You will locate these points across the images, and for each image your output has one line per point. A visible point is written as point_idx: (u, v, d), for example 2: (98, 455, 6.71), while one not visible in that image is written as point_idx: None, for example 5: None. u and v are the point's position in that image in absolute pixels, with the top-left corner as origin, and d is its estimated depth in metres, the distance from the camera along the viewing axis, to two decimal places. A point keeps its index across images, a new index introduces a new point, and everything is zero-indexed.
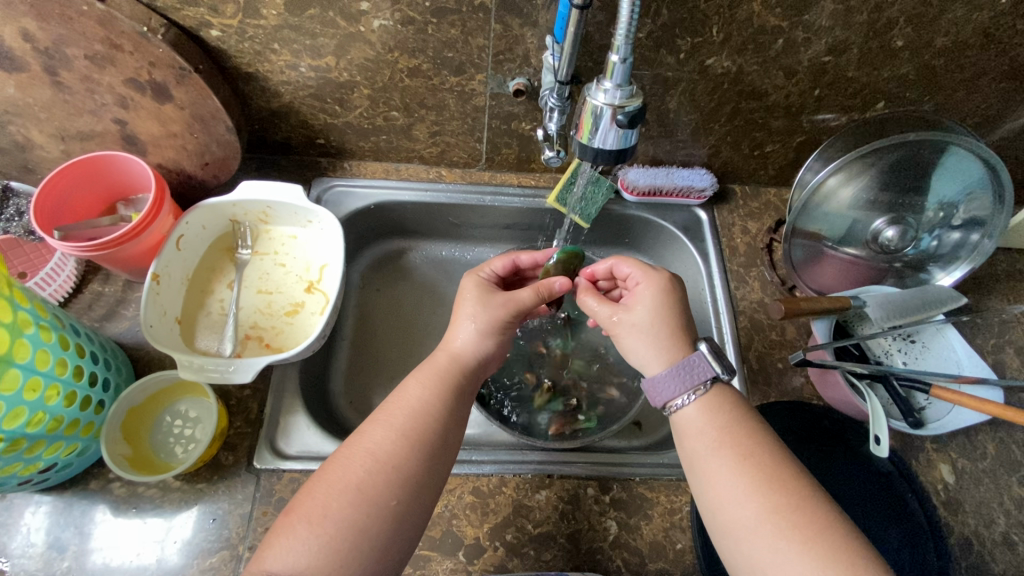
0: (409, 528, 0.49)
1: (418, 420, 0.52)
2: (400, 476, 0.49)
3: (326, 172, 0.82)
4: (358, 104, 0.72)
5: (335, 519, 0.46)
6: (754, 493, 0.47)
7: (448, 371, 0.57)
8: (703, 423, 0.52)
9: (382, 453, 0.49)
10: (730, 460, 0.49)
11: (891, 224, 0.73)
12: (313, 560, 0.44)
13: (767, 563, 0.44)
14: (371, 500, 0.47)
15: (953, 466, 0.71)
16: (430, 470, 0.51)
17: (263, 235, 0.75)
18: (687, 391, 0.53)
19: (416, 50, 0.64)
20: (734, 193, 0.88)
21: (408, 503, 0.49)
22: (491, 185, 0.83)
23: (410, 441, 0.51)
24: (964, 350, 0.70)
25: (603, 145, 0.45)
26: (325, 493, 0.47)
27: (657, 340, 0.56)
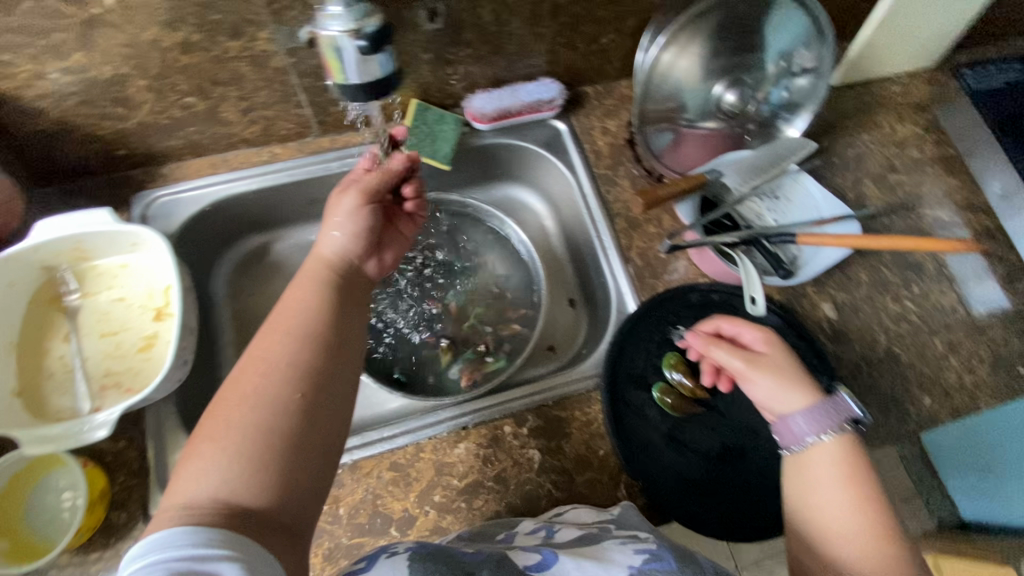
0: (327, 419, 0.46)
1: (308, 317, 0.50)
2: (300, 368, 0.47)
3: (144, 185, 0.72)
4: (141, 99, 0.63)
5: (239, 427, 0.43)
6: (863, 539, 0.45)
7: (325, 267, 0.57)
8: (832, 458, 0.49)
9: (274, 355, 0.47)
10: (844, 499, 0.47)
11: (731, 87, 0.73)
12: (224, 473, 0.41)
13: None
14: (275, 400, 0.44)
15: (834, 303, 0.75)
16: (332, 361, 0.49)
17: (88, 273, 0.67)
18: (818, 433, 0.50)
19: (174, 20, 0.55)
20: (587, 95, 0.85)
21: (319, 394, 0.46)
22: (334, 150, 0.76)
23: (305, 338, 0.48)
24: (821, 194, 0.73)
25: (362, 79, 0.39)
26: (223, 409, 0.44)
27: (788, 380, 0.53)
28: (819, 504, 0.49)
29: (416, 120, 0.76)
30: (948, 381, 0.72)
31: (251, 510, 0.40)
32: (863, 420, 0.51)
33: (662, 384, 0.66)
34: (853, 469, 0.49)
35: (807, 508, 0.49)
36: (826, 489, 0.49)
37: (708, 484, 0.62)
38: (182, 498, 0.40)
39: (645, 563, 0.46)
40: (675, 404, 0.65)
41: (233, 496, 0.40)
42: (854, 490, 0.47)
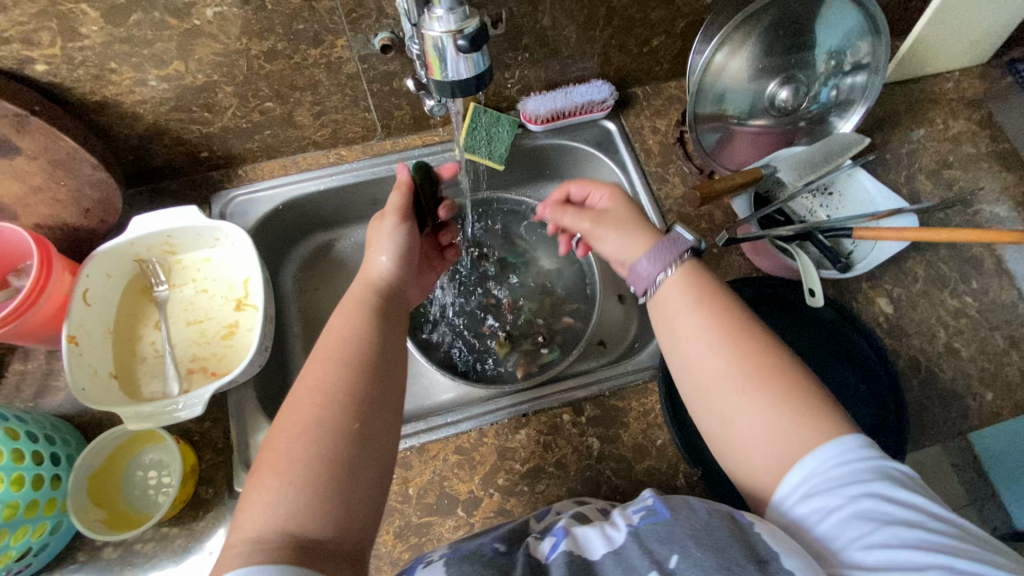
0: (379, 446, 0.49)
1: (355, 349, 0.53)
2: (351, 399, 0.49)
3: (222, 185, 0.78)
4: (227, 104, 0.68)
5: (303, 460, 0.45)
6: (722, 346, 0.48)
7: (368, 298, 0.59)
8: (677, 291, 0.52)
9: (326, 388, 0.50)
10: (710, 341, 0.49)
11: (784, 85, 0.74)
12: (291, 506, 0.43)
13: (738, 421, 0.46)
14: (331, 432, 0.47)
15: (890, 297, 0.75)
16: (381, 392, 0.51)
17: (175, 266, 0.72)
18: (663, 269, 0.53)
19: (263, 31, 0.60)
20: (636, 96, 0.87)
21: (371, 424, 0.49)
22: (395, 151, 0.80)
23: (353, 370, 0.51)
24: (875, 186, 0.73)
25: (457, 77, 0.41)
26: (283, 443, 0.46)
27: (632, 227, 0.58)
28: (692, 355, 0.50)
29: (473, 121, 0.79)
30: (1011, 376, 0.71)
31: (317, 538, 0.43)
32: (702, 250, 0.55)
33: None
34: (698, 295, 0.51)
35: (705, 390, 0.48)
36: (710, 355, 0.48)
37: None
38: (249, 532, 0.43)
39: (641, 520, 0.46)
40: None
41: (301, 526, 0.43)
42: (727, 335, 0.49)
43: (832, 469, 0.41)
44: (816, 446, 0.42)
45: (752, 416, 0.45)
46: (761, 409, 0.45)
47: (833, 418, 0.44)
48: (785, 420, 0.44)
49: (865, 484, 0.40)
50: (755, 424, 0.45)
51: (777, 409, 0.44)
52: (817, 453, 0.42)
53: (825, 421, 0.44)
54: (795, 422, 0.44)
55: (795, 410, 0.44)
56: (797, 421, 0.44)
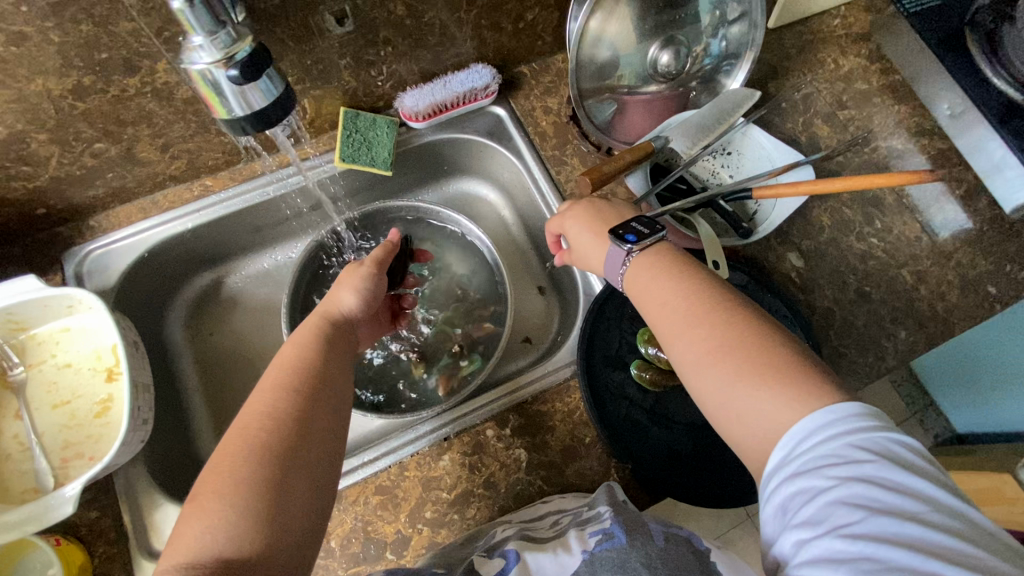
0: (322, 469, 0.46)
1: (311, 373, 0.51)
2: (303, 422, 0.46)
3: (74, 241, 0.69)
4: (46, 153, 0.58)
5: (246, 480, 0.41)
6: (704, 334, 0.44)
7: (324, 327, 0.57)
8: (653, 278, 0.49)
9: (281, 408, 0.47)
10: (692, 327, 0.44)
11: (665, 47, 0.70)
12: (230, 529, 0.39)
13: (743, 414, 0.40)
14: (283, 452, 0.44)
15: (800, 252, 0.74)
16: (332, 413, 0.49)
17: (29, 343, 0.63)
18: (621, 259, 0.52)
19: (60, 66, 0.51)
20: (523, 75, 0.81)
21: (317, 446, 0.46)
22: (269, 174, 0.73)
23: (307, 394, 0.49)
24: (771, 142, 0.71)
25: (247, 107, 0.42)
26: (230, 463, 0.42)
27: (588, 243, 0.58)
28: (683, 350, 0.45)
29: (347, 127, 0.73)
30: (920, 311, 0.71)
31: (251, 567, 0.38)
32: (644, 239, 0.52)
33: (639, 361, 0.66)
34: (674, 277, 0.48)
35: (686, 365, 0.44)
36: (692, 327, 0.44)
37: (696, 455, 0.62)
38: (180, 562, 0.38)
39: (597, 545, 0.48)
40: (653, 378, 0.65)
41: (241, 553, 0.38)
42: (711, 302, 0.45)
43: (825, 441, 0.36)
44: (801, 419, 0.37)
45: (760, 409, 0.39)
46: (767, 402, 0.39)
47: (824, 384, 0.39)
48: (790, 398, 0.39)
49: (860, 463, 0.35)
50: (759, 417, 0.39)
51: (775, 395, 0.39)
52: (810, 420, 0.37)
53: (821, 385, 0.39)
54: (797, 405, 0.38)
55: (791, 386, 0.39)
56: (792, 397, 0.39)
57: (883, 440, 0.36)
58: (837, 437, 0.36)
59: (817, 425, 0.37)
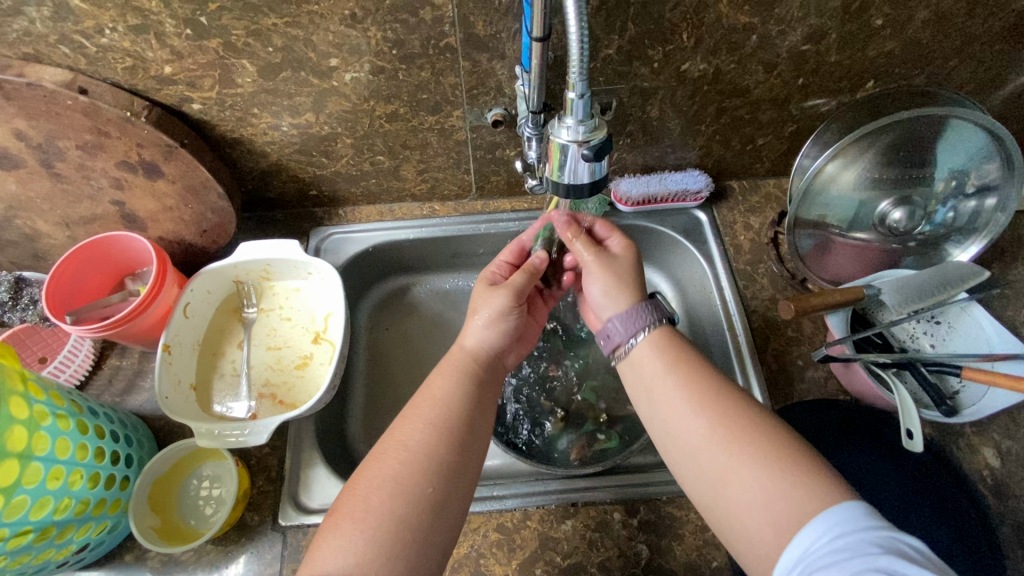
0: (448, 510, 0.49)
1: (447, 410, 0.54)
2: (433, 462, 0.50)
3: (322, 222, 0.82)
4: (343, 153, 0.72)
5: (376, 511, 0.47)
6: (701, 412, 0.50)
7: (465, 363, 0.60)
8: (650, 358, 0.55)
9: (413, 443, 0.51)
10: (686, 400, 0.51)
11: (898, 205, 0.70)
12: (358, 553, 0.45)
13: (727, 481, 0.46)
14: (408, 489, 0.48)
15: (998, 450, 0.66)
16: (460, 458, 0.52)
17: (267, 291, 0.76)
18: (632, 334, 0.57)
19: (390, 96, 0.64)
20: (732, 189, 0.85)
21: (446, 488, 0.49)
22: (485, 213, 0.83)
23: (438, 431, 0.52)
24: (993, 326, 0.66)
25: (575, 180, 0.45)
26: (365, 489, 0.48)
27: (620, 287, 0.61)
28: (676, 418, 0.51)
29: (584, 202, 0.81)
30: None
31: None
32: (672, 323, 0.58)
33: None
34: (669, 361, 0.54)
35: (686, 451, 0.50)
36: (690, 418, 0.50)
37: None
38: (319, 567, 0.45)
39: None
40: None
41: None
42: (699, 400, 0.51)
43: (836, 540, 0.39)
44: (809, 521, 0.41)
45: (745, 483, 0.45)
46: (751, 478, 0.45)
47: (827, 482, 0.43)
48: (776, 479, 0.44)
49: (870, 555, 0.37)
50: (745, 489, 0.45)
51: (761, 472, 0.45)
52: (815, 523, 0.40)
53: (811, 475, 0.44)
54: (786, 488, 0.43)
55: (781, 472, 0.44)
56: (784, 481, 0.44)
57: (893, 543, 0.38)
58: (849, 534, 0.39)
59: (821, 526, 0.40)
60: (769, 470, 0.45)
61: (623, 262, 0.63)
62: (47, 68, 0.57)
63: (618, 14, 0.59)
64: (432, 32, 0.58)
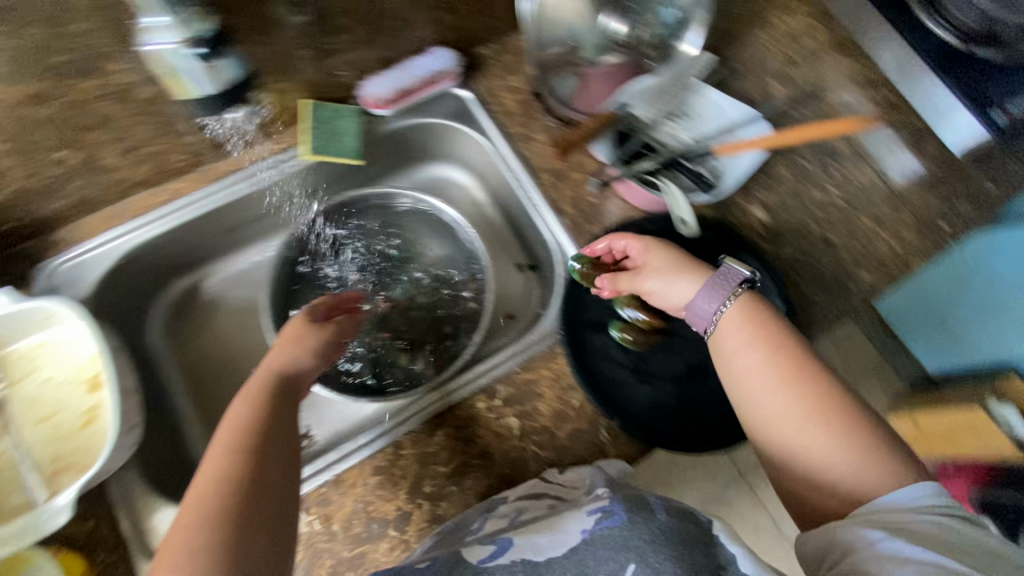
0: (273, 507, 0.44)
1: (241, 436, 0.47)
2: (239, 480, 0.43)
3: (40, 255, 0.67)
4: (7, 164, 0.58)
5: (194, 552, 0.39)
6: (753, 340, 0.54)
7: (263, 386, 0.54)
8: (738, 323, 0.55)
9: (215, 471, 0.44)
10: (759, 353, 0.53)
11: (618, 17, 0.76)
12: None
13: (793, 445, 0.50)
14: (228, 514, 0.41)
15: (761, 206, 0.77)
16: (268, 472, 0.45)
17: (8, 360, 0.63)
18: (721, 304, 0.56)
19: (25, 76, 0.53)
20: (484, 57, 0.80)
21: (266, 487, 0.44)
22: (238, 171, 0.72)
23: (233, 453, 0.45)
24: (727, 101, 0.72)
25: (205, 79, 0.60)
26: (172, 545, 0.40)
27: (680, 269, 0.60)
28: (745, 370, 0.54)
29: (346, 114, 0.74)
30: (882, 253, 0.73)
31: None
32: (754, 280, 0.58)
33: (620, 323, 0.68)
34: (750, 320, 0.55)
35: (744, 394, 0.53)
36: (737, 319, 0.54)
37: (681, 410, 0.66)
38: None
39: (596, 524, 0.48)
40: (635, 339, 0.67)
41: None
42: (771, 347, 0.53)
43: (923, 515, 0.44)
44: (867, 475, 0.47)
45: (812, 447, 0.49)
46: (802, 448, 0.49)
47: (875, 440, 0.48)
48: (838, 440, 0.48)
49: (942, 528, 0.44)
50: (812, 454, 0.49)
51: (824, 437, 0.49)
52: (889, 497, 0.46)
53: (851, 422, 0.49)
54: (844, 453, 0.48)
55: (828, 433, 0.49)
56: (854, 454, 0.47)
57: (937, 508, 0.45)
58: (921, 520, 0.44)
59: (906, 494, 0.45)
60: (840, 442, 0.48)
61: (660, 255, 0.62)
62: None
63: None
64: None
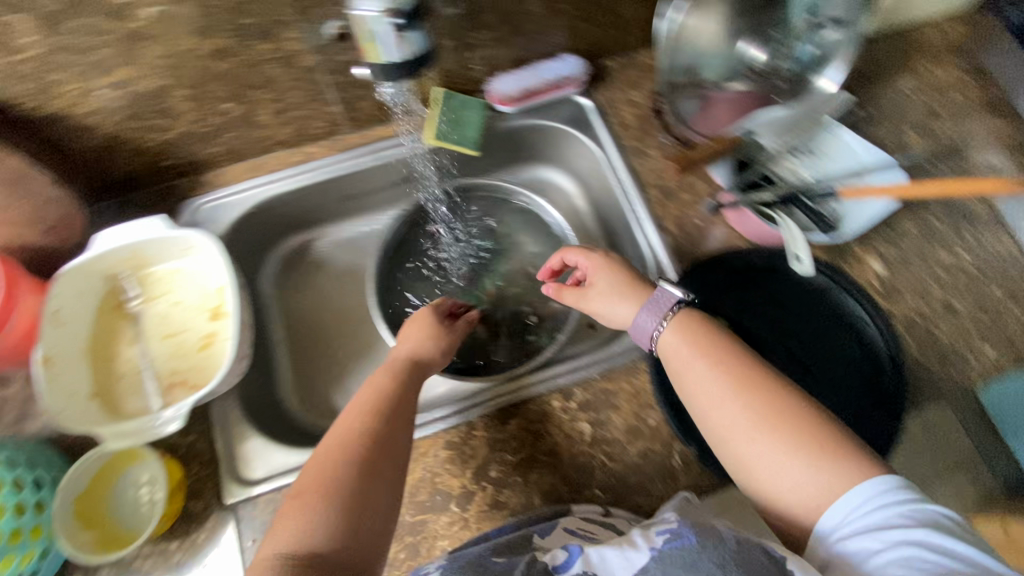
0: (392, 469, 0.52)
1: (377, 406, 0.56)
2: (361, 451, 0.52)
3: (188, 194, 0.75)
4: (182, 108, 0.65)
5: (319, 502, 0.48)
6: (733, 389, 0.51)
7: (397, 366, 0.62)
8: (681, 347, 0.55)
9: (345, 434, 0.53)
10: (720, 389, 0.51)
11: (759, 46, 0.72)
12: (323, 525, 0.47)
13: (763, 468, 0.47)
14: (343, 477, 0.50)
15: (881, 257, 0.72)
16: (388, 445, 0.53)
17: (147, 279, 0.70)
18: (660, 321, 0.56)
19: (209, 28, 0.57)
20: (609, 68, 0.83)
21: (389, 452, 0.53)
22: (365, 146, 0.78)
23: (365, 423, 0.54)
24: (861, 145, 0.71)
25: (397, 56, 0.55)
26: (308, 485, 0.49)
27: (620, 292, 0.61)
28: (712, 402, 0.51)
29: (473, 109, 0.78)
30: (1013, 332, 0.67)
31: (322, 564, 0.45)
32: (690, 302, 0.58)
33: None
34: (738, 382, 0.51)
35: (719, 435, 0.51)
36: (726, 405, 0.50)
37: None
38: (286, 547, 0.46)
39: (665, 544, 0.43)
40: None
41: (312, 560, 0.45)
42: (737, 382, 0.51)
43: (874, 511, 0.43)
44: (841, 496, 0.44)
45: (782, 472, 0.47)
46: (781, 468, 0.46)
47: (861, 469, 0.45)
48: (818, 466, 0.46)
49: (908, 530, 0.41)
50: (785, 482, 0.46)
51: (792, 460, 0.46)
52: (859, 495, 0.44)
53: (851, 471, 0.45)
54: (819, 474, 0.46)
55: (803, 457, 0.46)
56: (818, 469, 0.46)
57: (925, 512, 0.43)
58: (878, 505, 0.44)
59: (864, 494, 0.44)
60: (800, 456, 0.46)
61: (603, 277, 0.63)
62: None
63: None
64: None
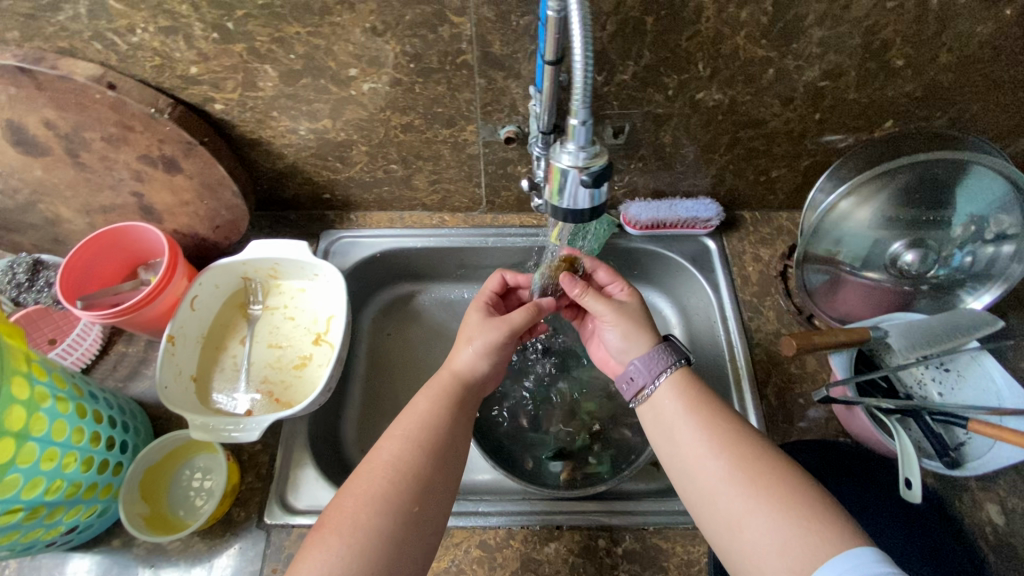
0: (431, 497, 0.51)
1: (431, 432, 0.55)
2: (409, 472, 0.51)
3: (334, 225, 0.84)
4: (358, 160, 0.74)
5: (364, 526, 0.47)
6: (720, 451, 0.50)
7: (452, 387, 0.60)
8: (669, 403, 0.55)
9: (398, 459, 0.52)
10: (700, 440, 0.52)
11: (910, 247, 0.68)
12: (343, 569, 0.45)
13: (746, 530, 0.46)
14: (391, 500, 0.49)
15: (1003, 507, 0.64)
16: (437, 474, 0.53)
17: (273, 289, 0.78)
18: (656, 371, 0.57)
19: (406, 108, 0.66)
20: (744, 220, 0.85)
21: (428, 474, 0.52)
22: (493, 227, 0.84)
23: (418, 445, 0.53)
24: (1004, 380, 0.63)
25: (574, 205, 0.45)
26: (352, 505, 0.49)
27: (632, 331, 0.62)
28: (700, 468, 0.51)
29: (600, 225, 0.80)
30: None
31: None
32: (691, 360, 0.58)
33: None
34: (722, 440, 0.51)
35: (705, 494, 0.50)
36: (709, 460, 0.50)
37: None
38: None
39: None
40: None
41: None
42: (723, 444, 0.51)
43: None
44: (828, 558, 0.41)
45: (762, 530, 0.45)
46: (762, 537, 0.45)
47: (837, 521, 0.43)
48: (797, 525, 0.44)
49: None
50: (766, 542, 0.44)
51: (772, 514, 0.45)
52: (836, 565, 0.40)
53: (830, 524, 0.43)
54: (807, 532, 0.43)
55: (796, 512, 0.44)
56: (805, 528, 0.43)
57: None
58: None
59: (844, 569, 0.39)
60: (789, 523, 0.44)
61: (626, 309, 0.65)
62: (79, 62, 0.59)
63: (634, 40, 0.59)
64: (449, 48, 0.59)
